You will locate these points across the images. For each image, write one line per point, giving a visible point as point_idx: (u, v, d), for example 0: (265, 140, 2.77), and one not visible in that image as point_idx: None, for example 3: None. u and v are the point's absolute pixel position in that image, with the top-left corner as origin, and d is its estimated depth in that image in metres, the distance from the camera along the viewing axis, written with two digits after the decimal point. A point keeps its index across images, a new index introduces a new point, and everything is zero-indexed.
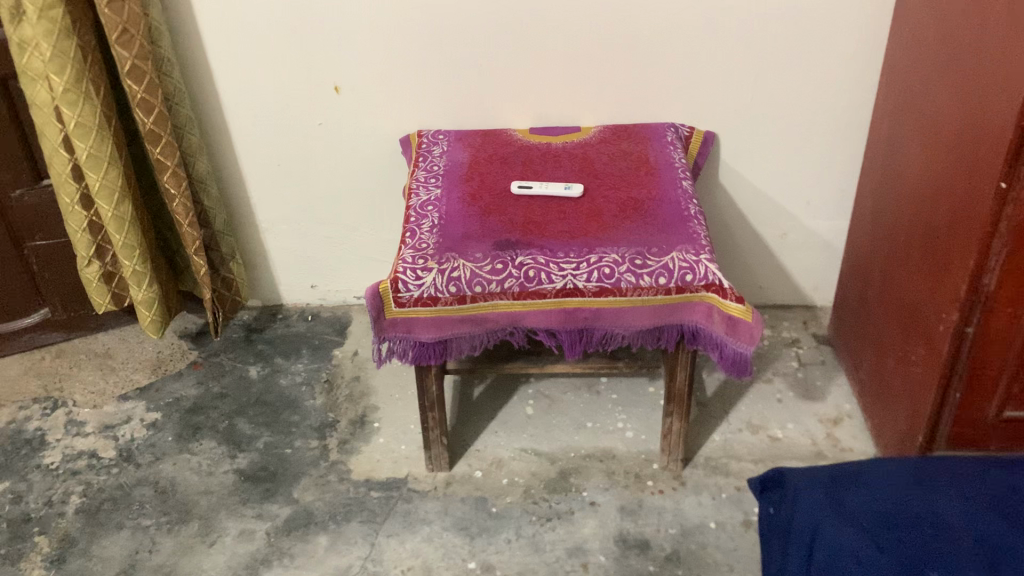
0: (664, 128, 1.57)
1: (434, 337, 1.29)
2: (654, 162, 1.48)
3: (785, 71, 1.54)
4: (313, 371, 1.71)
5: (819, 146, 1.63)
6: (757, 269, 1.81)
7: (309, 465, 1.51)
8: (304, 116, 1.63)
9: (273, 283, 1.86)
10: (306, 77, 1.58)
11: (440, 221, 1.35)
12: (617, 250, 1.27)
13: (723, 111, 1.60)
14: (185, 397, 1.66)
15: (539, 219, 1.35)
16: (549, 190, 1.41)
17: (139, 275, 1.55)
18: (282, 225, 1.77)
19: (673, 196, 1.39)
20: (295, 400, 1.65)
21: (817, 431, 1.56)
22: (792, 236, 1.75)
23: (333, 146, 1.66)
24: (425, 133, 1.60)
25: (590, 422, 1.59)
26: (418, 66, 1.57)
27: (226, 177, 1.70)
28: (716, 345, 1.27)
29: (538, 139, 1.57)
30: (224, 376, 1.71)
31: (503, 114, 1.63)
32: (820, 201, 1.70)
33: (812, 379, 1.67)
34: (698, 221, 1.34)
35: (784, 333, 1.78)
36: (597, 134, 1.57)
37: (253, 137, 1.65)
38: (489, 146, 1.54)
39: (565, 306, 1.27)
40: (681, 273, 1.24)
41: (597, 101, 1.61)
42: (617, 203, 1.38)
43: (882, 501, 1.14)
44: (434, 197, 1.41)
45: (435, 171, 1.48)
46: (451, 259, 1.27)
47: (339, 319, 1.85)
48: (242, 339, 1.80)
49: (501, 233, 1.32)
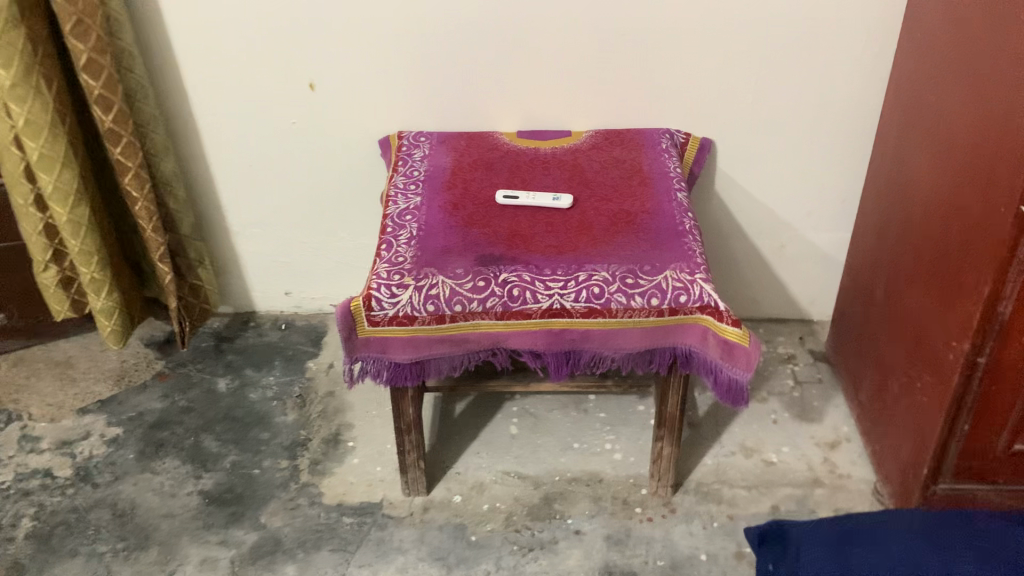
0: (657, 134, 1.49)
1: (410, 358, 1.21)
2: (648, 173, 1.39)
3: (788, 75, 1.46)
4: (285, 386, 1.62)
5: (821, 154, 1.55)
6: (753, 281, 1.73)
7: (278, 487, 1.43)
8: (278, 115, 1.53)
9: (245, 290, 1.76)
10: (280, 74, 1.48)
11: (419, 233, 1.27)
12: (608, 267, 1.19)
13: (721, 117, 1.52)
14: (148, 411, 1.57)
15: (525, 231, 1.27)
16: (536, 201, 1.32)
17: (98, 283, 1.45)
18: (254, 229, 1.68)
19: (667, 209, 1.31)
20: (265, 416, 1.56)
21: (814, 455, 1.48)
22: (790, 248, 1.67)
23: (308, 147, 1.57)
24: (406, 134, 1.51)
25: (577, 443, 1.50)
26: (400, 63, 1.48)
27: (195, 179, 1.61)
28: (711, 371, 1.19)
29: (525, 143, 1.48)
30: (191, 389, 1.61)
31: (490, 116, 1.54)
32: (820, 212, 1.62)
33: (809, 400, 1.59)
34: (693, 237, 1.26)
35: (780, 349, 1.70)
36: (588, 139, 1.49)
37: (224, 137, 1.56)
38: (473, 151, 1.46)
39: (552, 327, 1.19)
40: (675, 294, 1.16)
41: (590, 105, 1.53)
42: (607, 215, 1.30)
43: (894, 564, 1.11)
44: (413, 206, 1.32)
45: (415, 177, 1.39)
46: (429, 275, 1.18)
47: (314, 328, 1.76)
48: (211, 349, 1.71)
49: (484, 246, 1.24)
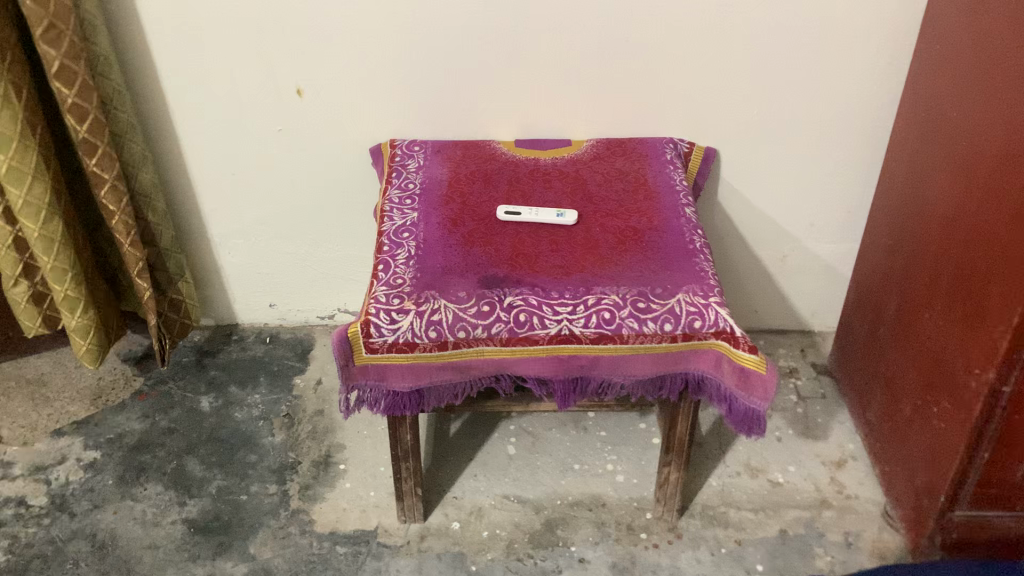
0: (661, 144, 1.44)
1: (409, 386, 1.15)
2: (654, 187, 1.34)
3: (797, 84, 1.41)
4: (272, 404, 1.55)
5: (827, 164, 1.51)
6: (754, 292, 1.69)
7: (267, 514, 1.37)
8: (263, 122, 1.46)
9: (227, 302, 1.69)
10: (266, 79, 1.41)
11: (418, 253, 1.21)
12: (618, 290, 1.14)
13: (726, 126, 1.47)
14: (128, 432, 1.50)
15: (529, 250, 1.21)
16: (539, 217, 1.26)
17: (73, 301, 1.37)
18: (238, 239, 1.60)
19: (675, 225, 1.26)
20: (251, 437, 1.49)
21: (820, 475, 1.45)
22: (792, 259, 1.63)
23: (295, 155, 1.50)
24: (399, 143, 1.44)
25: (577, 464, 1.45)
26: (393, 69, 1.40)
27: (175, 188, 1.53)
28: (725, 398, 1.14)
29: (524, 153, 1.42)
30: (172, 408, 1.54)
31: (485, 124, 1.48)
32: (824, 223, 1.58)
33: (813, 416, 1.55)
34: (704, 256, 1.21)
35: (781, 362, 1.66)
36: (590, 150, 1.43)
37: (206, 144, 1.48)
38: (471, 162, 1.39)
39: (560, 353, 1.13)
40: (689, 319, 1.11)
41: (590, 113, 1.46)
42: (614, 232, 1.25)
43: None
44: (410, 222, 1.26)
45: (410, 190, 1.33)
46: (430, 299, 1.12)
47: (300, 341, 1.69)
48: (193, 364, 1.63)
49: (487, 267, 1.18)
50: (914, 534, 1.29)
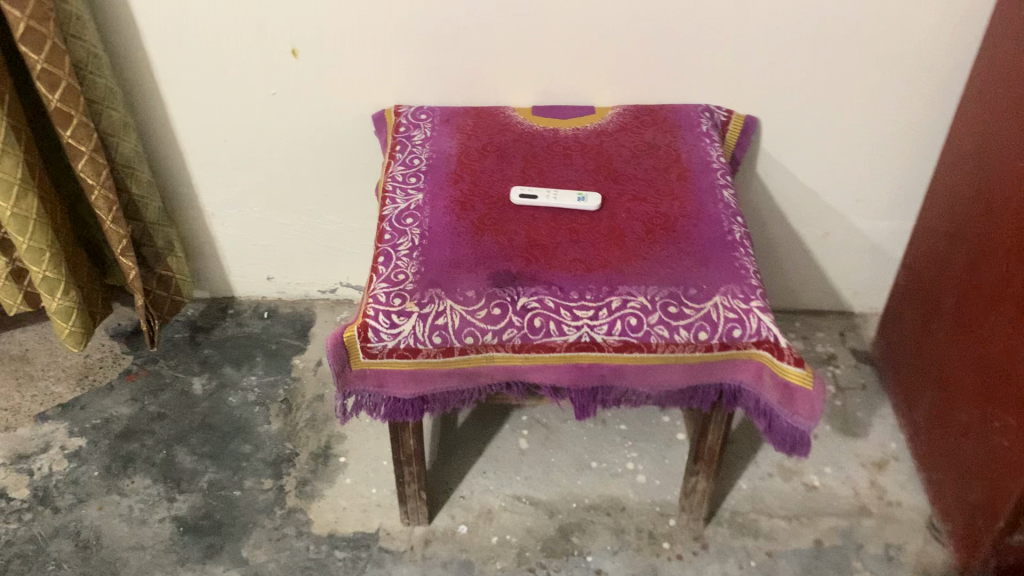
0: (696, 113, 1.29)
1: (412, 394, 1.04)
2: (687, 165, 1.20)
3: (853, 46, 1.25)
4: (269, 388, 1.45)
5: (879, 136, 1.35)
6: (791, 271, 1.55)
7: (262, 513, 1.27)
8: (255, 85, 1.32)
9: (222, 275, 1.57)
10: (257, 38, 1.26)
11: (422, 243, 1.08)
12: (646, 290, 1.01)
13: (768, 94, 1.31)
14: (115, 417, 1.40)
15: (546, 241, 1.08)
16: (559, 201, 1.13)
17: (52, 282, 1.26)
18: (231, 209, 1.48)
19: (711, 212, 1.12)
20: (246, 425, 1.39)
21: (860, 478, 1.33)
22: (835, 237, 1.49)
23: (290, 120, 1.37)
24: (404, 110, 1.31)
25: (595, 462, 1.35)
26: (397, 27, 1.25)
27: (162, 155, 1.40)
28: (765, 414, 1.02)
29: (543, 123, 1.28)
30: (163, 391, 1.44)
31: (499, 90, 1.33)
32: (872, 199, 1.43)
33: (852, 410, 1.43)
34: (744, 249, 1.07)
35: (818, 348, 1.54)
36: (616, 119, 1.28)
37: (193, 108, 1.35)
38: (483, 133, 1.25)
39: (579, 362, 1.01)
40: (727, 327, 0.98)
41: (616, 79, 1.31)
42: (642, 219, 1.11)
43: None
44: (414, 206, 1.13)
45: (415, 166, 1.20)
46: (434, 299, 1.00)
47: (300, 317, 1.59)
48: (185, 342, 1.53)
49: (499, 261, 1.05)
50: (966, 554, 1.17)
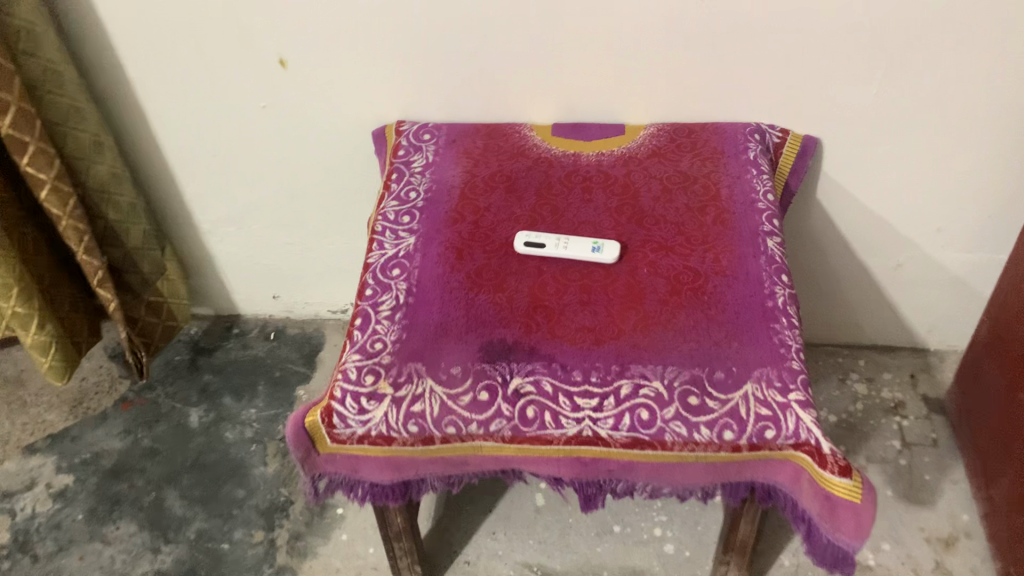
0: (743, 136, 1.10)
1: (390, 480, 0.90)
2: (726, 205, 1.02)
3: (938, 56, 1.03)
4: (268, 423, 1.34)
5: (965, 158, 1.14)
6: (857, 304, 1.35)
7: (249, 572, 1.17)
8: (242, 98, 1.17)
9: (225, 292, 1.46)
10: (240, 48, 1.11)
11: (408, 301, 0.94)
12: (663, 373, 0.85)
13: (831, 111, 1.11)
14: (106, 452, 1.32)
15: (551, 302, 0.93)
16: (570, 252, 0.96)
17: (25, 317, 1.14)
18: (229, 226, 1.35)
19: (751, 267, 0.95)
20: (241, 466, 1.29)
21: (924, 557, 1.15)
22: (908, 269, 1.29)
23: (285, 135, 1.22)
24: (406, 127, 1.15)
25: (618, 526, 1.20)
26: (396, 34, 1.09)
27: (151, 170, 1.28)
28: (804, 521, 0.86)
29: (563, 145, 1.11)
30: (158, 423, 1.35)
31: (517, 104, 1.16)
32: (954, 228, 1.23)
33: (920, 472, 1.25)
34: (787, 318, 0.90)
35: (884, 393, 1.35)
36: (648, 141, 1.11)
37: (177, 123, 1.21)
38: (491, 159, 1.09)
39: (582, 456, 0.86)
40: (758, 426, 0.82)
41: (651, 94, 1.13)
42: (667, 275, 0.94)
43: None
44: (403, 252, 0.99)
45: (410, 201, 1.05)
46: (413, 378, 0.86)
47: (308, 339, 1.47)
48: (185, 366, 1.43)
49: (493, 328, 0.90)
50: None
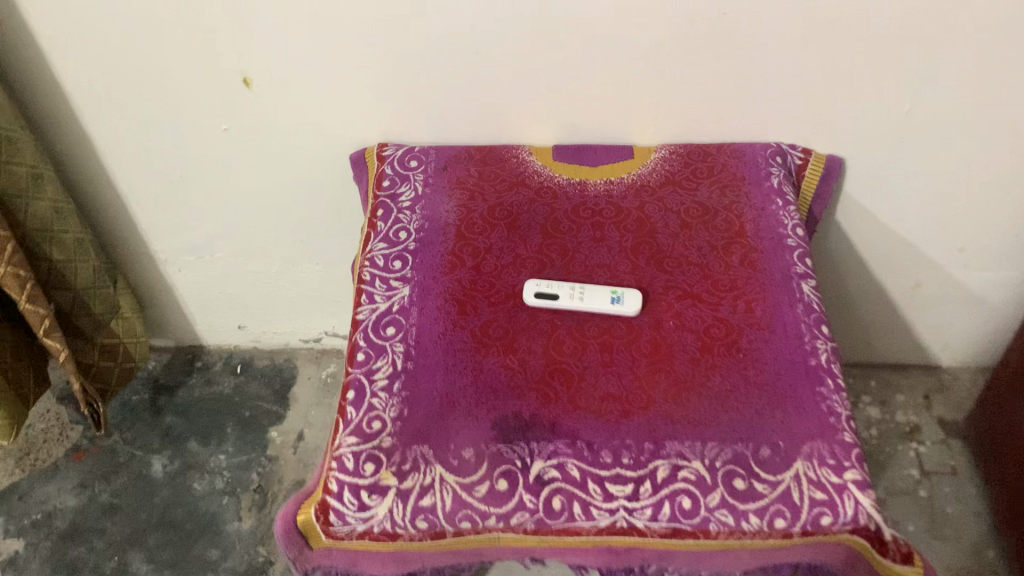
0: (764, 159, 1.00)
1: (395, 572, 0.80)
2: (753, 243, 0.92)
3: (985, 79, 0.93)
4: (240, 472, 1.23)
5: (998, 183, 1.05)
6: (870, 323, 1.28)
7: None
8: (200, 122, 1.03)
9: (186, 323, 1.33)
10: (196, 68, 0.96)
11: (406, 367, 0.83)
12: (703, 452, 0.76)
13: (859, 131, 1.01)
14: (60, 511, 1.19)
15: (568, 365, 0.82)
16: (587, 305, 0.86)
17: None
18: (189, 256, 1.22)
19: (787, 318, 0.85)
20: (213, 522, 1.18)
21: None
22: (926, 288, 1.21)
23: (249, 158, 1.08)
24: (390, 152, 1.02)
25: None
26: (378, 53, 0.95)
27: (98, 198, 1.13)
28: None
29: (567, 171, 1.00)
30: (116, 475, 1.23)
31: (513, 125, 1.04)
32: (978, 249, 1.14)
33: (940, 504, 1.19)
34: (832, 380, 0.81)
35: (899, 417, 1.29)
36: (660, 167, 1.00)
37: (125, 149, 1.06)
38: (489, 191, 0.98)
39: (613, 545, 0.77)
40: (813, 512, 0.73)
41: (664, 114, 1.02)
42: (696, 329, 0.85)
43: None
44: (397, 307, 0.87)
45: (400, 243, 0.93)
46: (420, 466, 0.76)
47: (279, 373, 1.35)
48: (144, 407, 1.30)
49: (506, 400, 0.80)
50: None
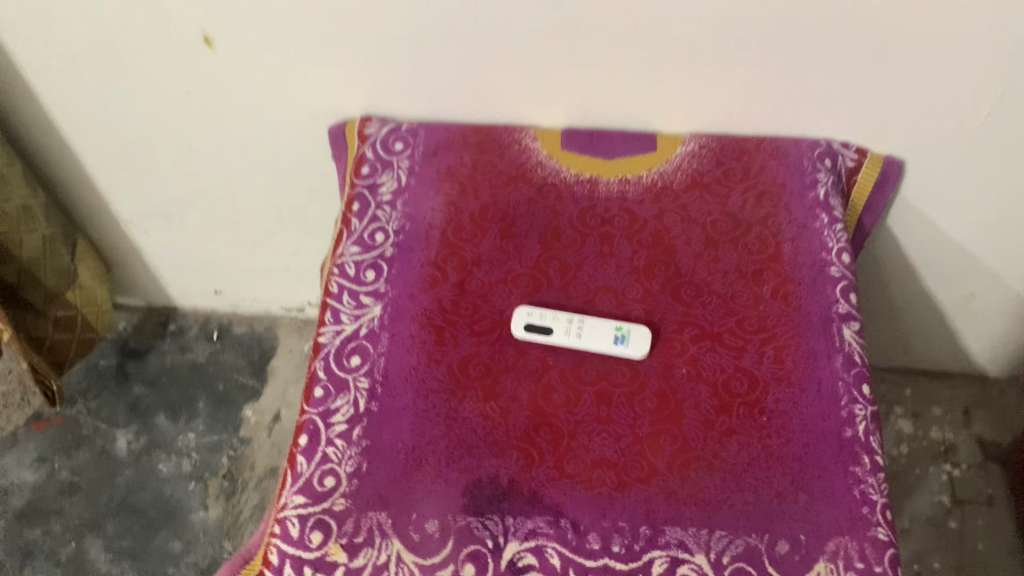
0: (810, 161, 0.84)
1: None
2: (789, 271, 0.78)
3: None
4: (209, 454, 1.14)
5: None
6: (913, 329, 1.14)
7: None
8: (156, 83, 0.89)
9: (157, 284, 1.22)
10: (143, 25, 0.81)
11: (370, 410, 0.71)
12: (708, 544, 0.64)
13: (927, 134, 0.85)
14: (17, 487, 1.11)
15: (558, 419, 0.70)
16: (589, 345, 0.73)
17: None
18: (156, 219, 1.09)
19: (822, 374, 0.72)
20: (177, 510, 1.09)
21: None
22: (981, 300, 1.06)
23: (216, 124, 0.94)
24: (372, 130, 0.88)
25: None
26: (357, 17, 0.79)
27: (51, 157, 1.00)
28: None
29: (576, 164, 0.85)
30: (79, 450, 1.14)
31: (518, 103, 0.88)
32: None
33: (971, 539, 1.08)
34: (869, 458, 0.68)
35: (933, 433, 1.17)
36: (687, 164, 0.85)
37: (72, 108, 0.92)
38: (482, 186, 0.83)
39: None
40: None
41: (696, 101, 0.85)
42: (713, 381, 0.72)
43: None
44: (365, 331, 0.75)
45: (374, 247, 0.80)
46: (375, 541, 0.65)
47: (258, 342, 1.25)
48: (111, 374, 1.21)
49: (481, 460, 0.68)
50: None
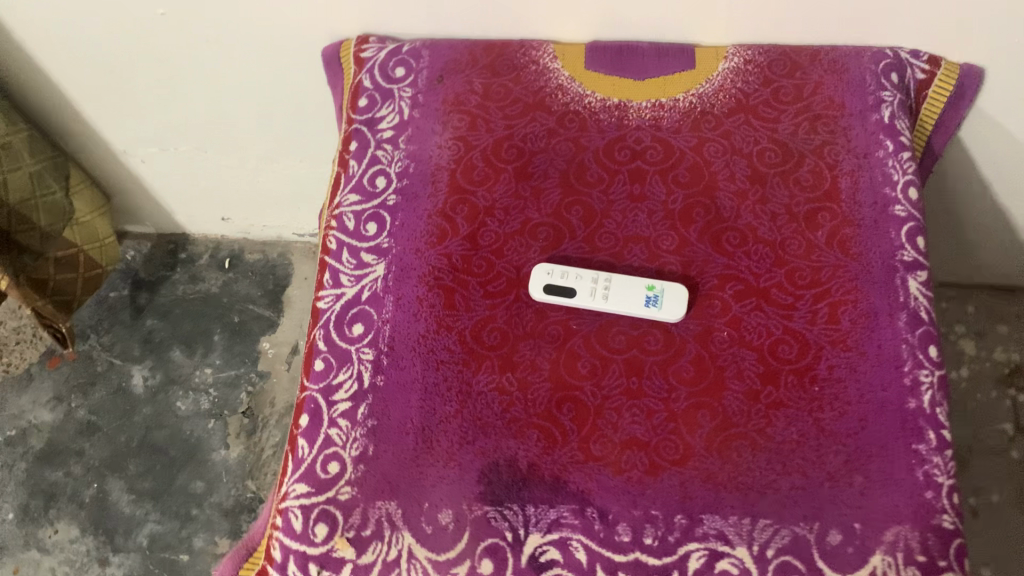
0: (874, 78, 0.72)
1: None
2: (847, 212, 0.68)
3: None
4: (227, 390, 1.10)
5: None
6: (980, 243, 1.03)
7: None
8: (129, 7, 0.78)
9: (162, 211, 1.15)
10: None
11: (376, 385, 0.64)
12: (751, 535, 0.58)
13: (1015, 39, 0.72)
14: (35, 428, 1.09)
15: (583, 392, 0.63)
16: (617, 308, 0.64)
17: None
18: (152, 148, 1.01)
19: (883, 335, 0.63)
20: (197, 448, 1.07)
21: None
22: None
23: (200, 47, 0.84)
24: (370, 55, 0.77)
25: None
26: None
27: (29, 89, 0.91)
28: None
29: (602, 87, 0.74)
30: (95, 387, 1.11)
31: (535, 17, 0.77)
32: None
33: None
34: (935, 432, 0.61)
35: (997, 354, 1.08)
36: (729, 83, 0.73)
37: (42, 38, 0.83)
38: (496, 119, 0.73)
39: None
40: None
41: (743, 9, 0.73)
42: (758, 346, 0.63)
43: None
44: (368, 295, 0.68)
45: (377, 196, 0.71)
46: (385, 534, 0.60)
47: (272, 270, 1.19)
48: (124, 307, 1.17)
49: (498, 441, 0.62)
50: None
